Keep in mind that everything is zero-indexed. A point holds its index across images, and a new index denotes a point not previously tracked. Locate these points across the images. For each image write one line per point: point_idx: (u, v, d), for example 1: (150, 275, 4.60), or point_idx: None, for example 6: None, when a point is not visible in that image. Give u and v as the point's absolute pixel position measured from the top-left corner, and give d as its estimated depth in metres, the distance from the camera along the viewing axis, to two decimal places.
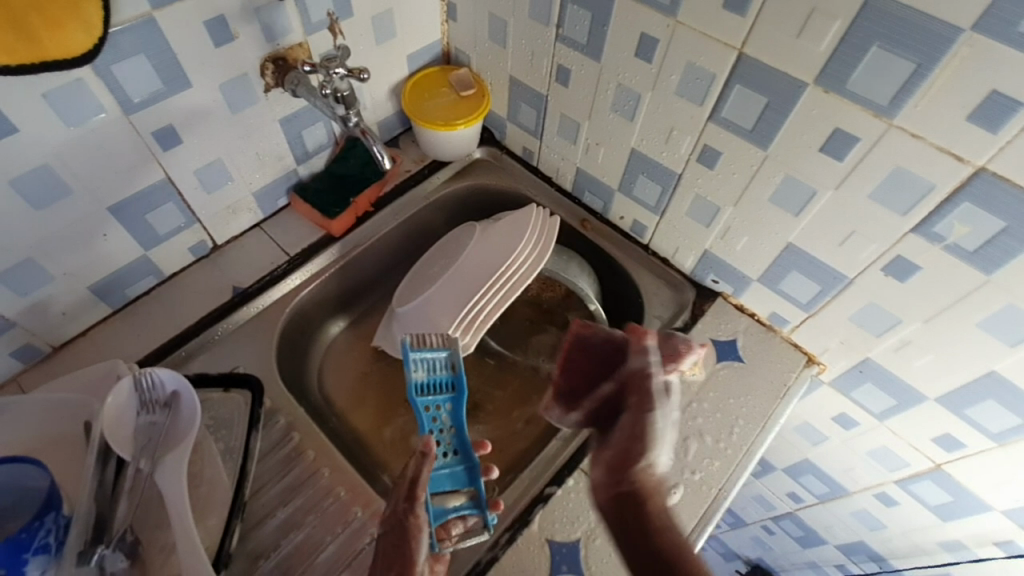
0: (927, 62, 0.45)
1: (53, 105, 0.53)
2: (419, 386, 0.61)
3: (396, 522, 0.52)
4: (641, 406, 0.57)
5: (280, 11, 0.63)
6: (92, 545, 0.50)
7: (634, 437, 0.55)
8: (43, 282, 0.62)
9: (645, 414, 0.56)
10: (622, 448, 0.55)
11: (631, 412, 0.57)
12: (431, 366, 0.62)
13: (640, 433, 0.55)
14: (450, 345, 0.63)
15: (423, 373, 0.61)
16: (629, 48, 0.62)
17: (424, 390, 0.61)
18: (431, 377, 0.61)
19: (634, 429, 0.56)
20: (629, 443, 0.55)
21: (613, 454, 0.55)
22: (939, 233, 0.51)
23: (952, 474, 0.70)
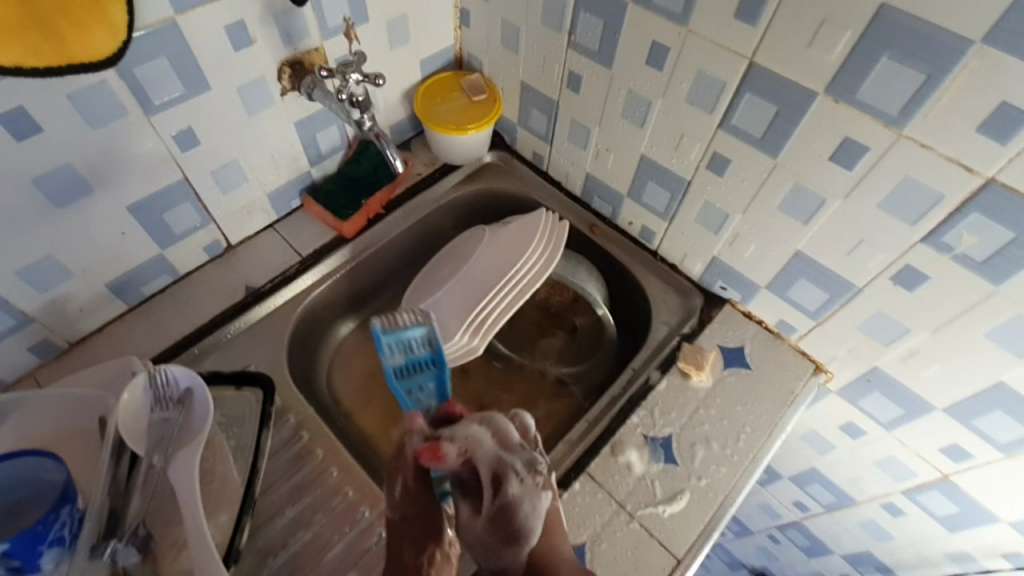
0: (937, 73, 0.45)
1: (76, 106, 0.54)
2: (398, 368, 0.59)
3: (414, 509, 0.53)
4: (498, 500, 0.48)
5: (297, 16, 0.65)
6: (105, 539, 0.51)
7: (495, 521, 0.48)
8: (62, 279, 0.63)
9: (499, 511, 0.48)
10: (482, 542, 0.50)
11: (480, 524, 0.49)
12: (406, 347, 0.59)
13: (500, 517, 0.48)
14: (423, 323, 0.60)
15: (398, 357, 0.59)
16: (641, 56, 0.63)
17: (405, 370, 0.59)
18: (409, 358, 0.59)
19: (490, 519, 0.48)
20: (490, 538, 0.49)
21: (476, 542, 0.50)
22: (948, 243, 0.52)
23: (959, 485, 0.69)
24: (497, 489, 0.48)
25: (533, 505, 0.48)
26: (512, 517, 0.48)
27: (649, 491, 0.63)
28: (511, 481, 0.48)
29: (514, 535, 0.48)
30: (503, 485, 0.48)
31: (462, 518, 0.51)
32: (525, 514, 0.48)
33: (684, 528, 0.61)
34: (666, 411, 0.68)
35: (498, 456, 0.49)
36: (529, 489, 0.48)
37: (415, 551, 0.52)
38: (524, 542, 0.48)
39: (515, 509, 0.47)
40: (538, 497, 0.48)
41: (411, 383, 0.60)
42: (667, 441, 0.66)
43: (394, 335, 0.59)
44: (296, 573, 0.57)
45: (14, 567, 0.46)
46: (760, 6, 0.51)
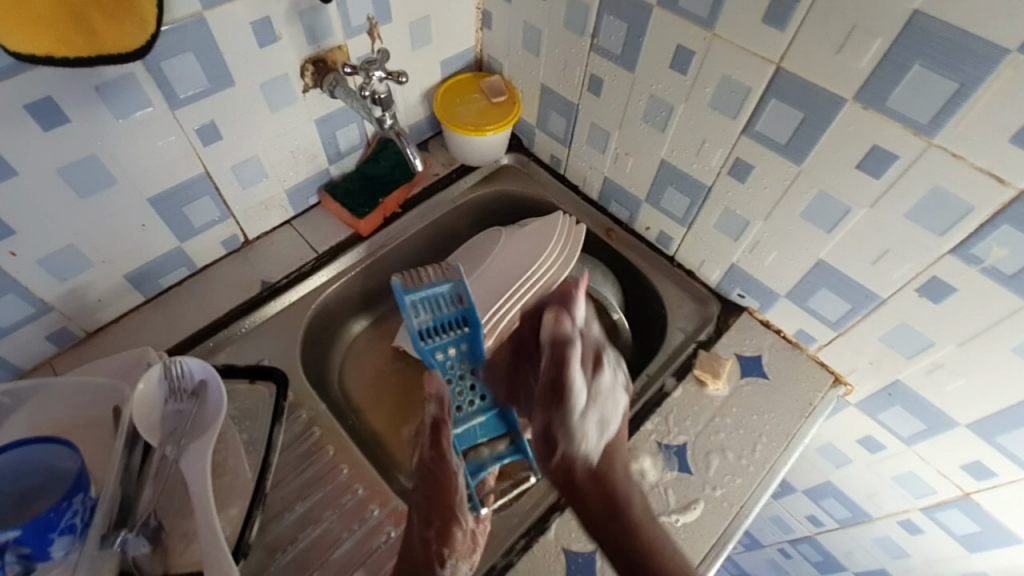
0: (971, 82, 0.44)
1: (103, 97, 0.55)
2: (423, 329, 0.63)
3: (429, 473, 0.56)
4: (558, 411, 0.56)
5: (322, 14, 0.65)
6: (116, 528, 0.51)
7: (557, 386, 0.56)
8: (82, 269, 0.64)
9: (596, 389, 0.57)
10: (547, 404, 0.57)
11: (560, 372, 0.56)
12: (435, 306, 0.64)
13: (593, 393, 0.57)
14: (449, 280, 0.65)
15: (424, 316, 0.63)
16: (664, 60, 0.63)
17: (433, 330, 0.64)
18: (436, 318, 0.64)
19: (592, 393, 0.56)
20: (552, 392, 0.56)
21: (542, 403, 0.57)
22: (978, 255, 0.50)
23: (981, 504, 0.68)
24: (591, 368, 0.57)
25: (615, 398, 0.58)
26: (603, 376, 0.57)
27: (663, 499, 0.62)
28: (603, 365, 0.58)
29: (570, 400, 0.56)
30: (598, 366, 0.58)
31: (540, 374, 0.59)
32: (603, 385, 0.57)
33: (697, 538, 0.60)
34: (681, 419, 0.67)
35: (598, 341, 0.59)
36: (613, 374, 0.58)
37: (420, 527, 0.53)
38: (580, 409, 0.56)
39: (600, 381, 0.57)
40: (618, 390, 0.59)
41: (439, 344, 0.64)
42: (681, 449, 0.65)
43: (417, 294, 0.63)
44: (304, 570, 0.57)
45: (24, 555, 0.47)
46: (790, 12, 0.50)
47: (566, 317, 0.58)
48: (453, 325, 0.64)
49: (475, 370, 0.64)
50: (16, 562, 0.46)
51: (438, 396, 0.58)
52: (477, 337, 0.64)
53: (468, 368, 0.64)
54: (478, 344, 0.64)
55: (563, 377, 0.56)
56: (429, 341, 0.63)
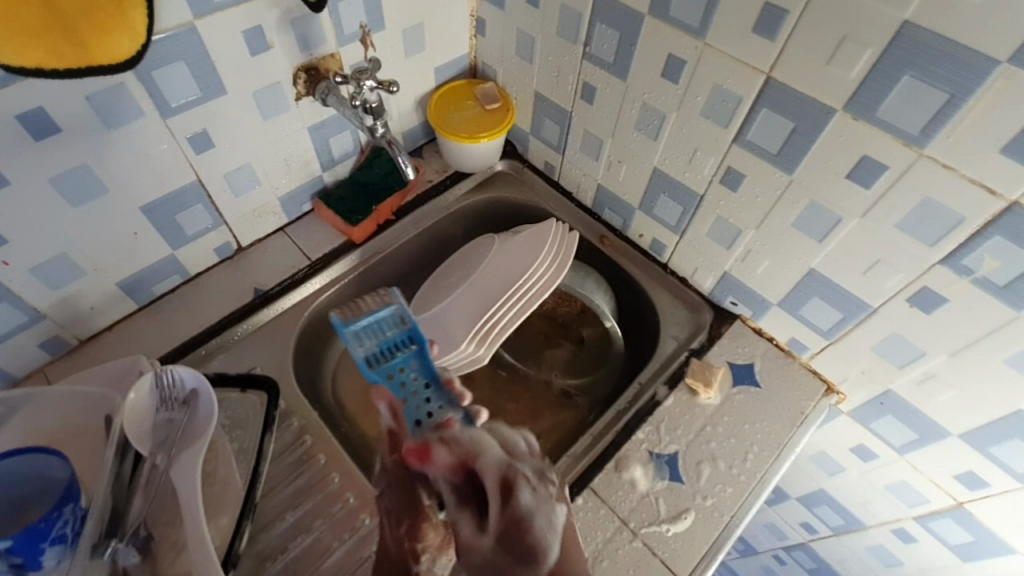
0: (960, 93, 0.44)
1: (95, 107, 0.55)
2: (370, 356, 0.62)
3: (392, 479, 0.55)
4: (508, 510, 0.43)
5: (315, 23, 0.65)
6: (106, 538, 0.52)
7: (507, 534, 0.42)
8: (75, 277, 0.64)
9: (511, 519, 0.42)
10: (495, 569, 0.41)
11: (492, 541, 0.42)
12: (378, 333, 0.63)
13: (511, 529, 0.42)
14: (391, 303, 0.64)
15: (367, 346, 0.62)
16: (656, 69, 0.63)
17: (380, 354, 0.62)
18: (381, 343, 0.63)
19: (504, 525, 0.42)
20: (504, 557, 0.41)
21: (487, 569, 0.41)
22: (968, 266, 0.50)
23: (974, 513, 0.68)
24: (500, 501, 0.43)
25: (548, 515, 0.43)
26: (534, 526, 0.42)
27: (653, 509, 0.62)
28: (522, 486, 0.44)
29: (530, 548, 0.41)
30: (512, 492, 0.43)
31: (477, 538, 0.43)
32: (540, 523, 0.42)
33: (688, 548, 0.60)
34: (673, 428, 0.67)
35: (504, 462, 0.46)
36: (539, 499, 0.44)
37: (393, 528, 0.52)
38: (540, 561, 0.41)
39: (528, 521, 0.42)
40: (547, 506, 0.44)
41: (391, 367, 0.62)
42: (672, 458, 0.65)
43: (357, 324, 0.62)
44: None
45: (15, 564, 0.47)
46: (779, 22, 0.50)
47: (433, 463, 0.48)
48: (398, 347, 0.63)
49: (430, 384, 0.62)
50: (7, 571, 0.46)
51: (391, 407, 0.59)
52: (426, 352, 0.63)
53: (423, 382, 0.62)
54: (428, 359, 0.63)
55: (480, 527, 0.43)
56: (378, 366, 0.62)
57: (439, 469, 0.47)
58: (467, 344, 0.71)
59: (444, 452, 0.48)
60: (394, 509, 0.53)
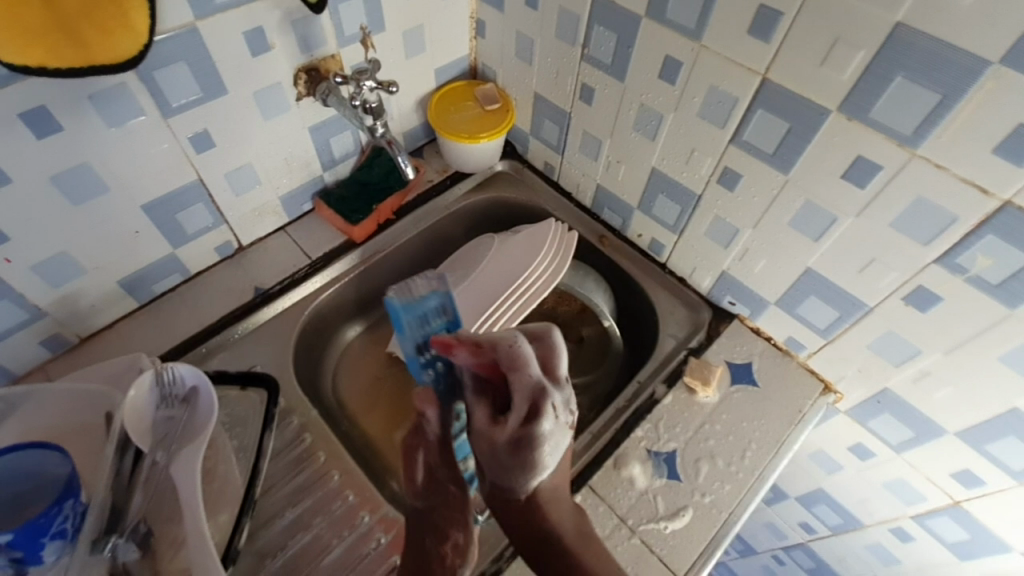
0: (953, 94, 0.45)
1: (96, 106, 0.55)
2: (417, 350, 0.53)
3: (439, 496, 0.56)
4: (524, 429, 0.46)
5: (315, 24, 0.66)
6: (106, 533, 0.52)
7: (519, 444, 0.46)
8: (75, 275, 0.64)
9: (525, 435, 0.46)
10: (500, 454, 0.47)
11: (506, 441, 0.46)
12: (423, 323, 0.53)
13: (524, 441, 0.46)
14: (443, 292, 0.55)
15: (416, 339, 0.53)
16: (653, 70, 0.63)
17: (423, 350, 0.53)
18: (425, 337, 0.53)
19: (512, 440, 0.46)
20: (506, 455, 0.46)
21: (490, 451, 0.47)
22: (963, 264, 0.51)
23: (970, 511, 0.68)
24: (519, 419, 0.46)
25: (558, 441, 0.48)
26: (541, 446, 0.46)
27: (652, 506, 0.62)
28: (545, 414, 0.46)
29: (532, 462, 0.47)
30: (537, 415, 0.45)
31: (483, 416, 0.47)
32: (549, 443, 0.47)
33: (686, 545, 0.60)
34: (671, 426, 0.67)
35: (538, 383, 0.46)
36: (556, 425, 0.47)
37: (435, 542, 0.54)
38: (539, 471, 0.48)
39: (541, 440, 0.46)
40: (561, 433, 0.47)
41: None
42: (671, 456, 0.65)
43: (406, 312, 0.52)
44: None
45: (15, 559, 0.47)
46: (774, 24, 0.51)
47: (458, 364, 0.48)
48: (444, 343, 0.55)
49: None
50: (8, 566, 0.47)
51: (440, 416, 0.54)
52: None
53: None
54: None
55: (495, 424, 0.46)
56: (421, 367, 0.53)
57: (466, 360, 0.47)
58: None
59: (472, 354, 0.47)
60: (440, 523, 0.55)
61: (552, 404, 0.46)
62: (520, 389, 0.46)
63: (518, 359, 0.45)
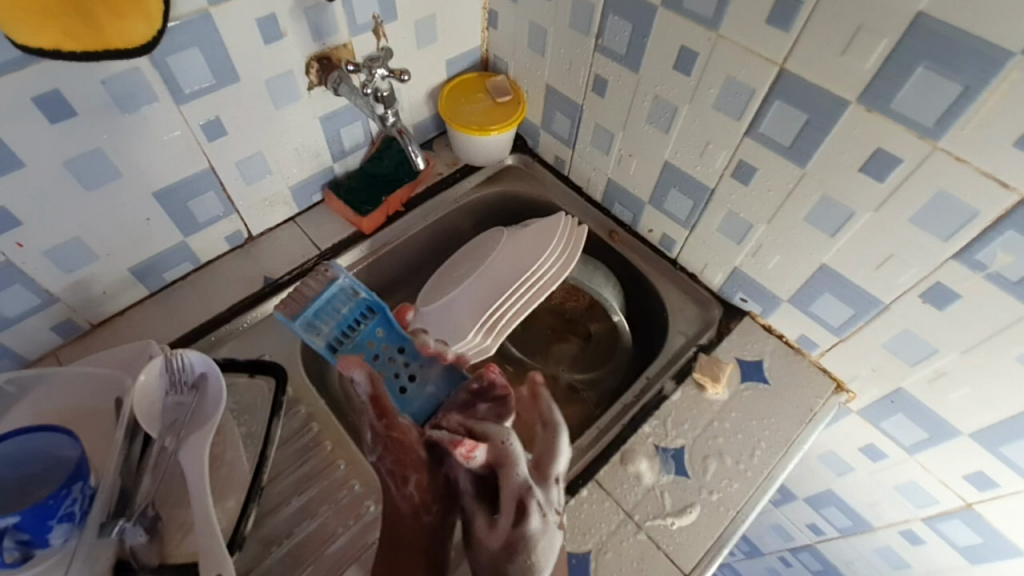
0: (975, 85, 0.43)
1: (110, 91, 0.56)
2: (331, 340, 0.68)
3: (389, 446, 0.56)
4: (518, 530, 0.48)
5: (328, 12, 0.65)
6: (115, 516, 0.51)
7: (511, 548, 0.48)
8: (87, 261, 0.64)
9: (515, 540, 0.48)
10: (493, 566, 0.49)
11: (496, 548, 0.49)
12: (334, 312, 0.69)
13: (516, 547, 0.48)
14: (337, 279, 0.69)
15: (328, 330, 0.68)
16: (668, 61, 0.62)
17: (341, 334, 0.69)
18: (338, 323, 0.69)
19: (505, 545, 0.49)
20: (503, 561, 0.49)
21: (489, 562, 0.49)
22: (982, 261, 0.50)
23: (983, 514, 0.67)
24: (510, 521, 0.49)
25: (550, 543, 0.49)
26: (530, 548, 0.48)
27: (658, 502, 0.61)
28: (532, 514, 0.49)
29: (529, 566, 0.48)
30: (523, 516, 0.48)
31: (478, 534, 0.50)
32: (539, 548, 0.49)
33: (694, 542, 0.59)
34: (679, 422, 0.66)
35: (524, 484, 0.49)
36: (543, 525, 0.49)
37: (398, 487, 0.55)
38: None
39: (531, 541, 0.48)
40: (552, 534, 0.50)
41: (358, 341, 0.70)
42: (679, 453, 0.64)
43: (308, 313, 0.67)
44: (299, 564, 0.57)
45: (23, 541, 0.48)
46: (794, 13, 0.50)
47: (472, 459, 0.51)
48: (354, 326, 0.70)
49: (401, 348, 0.72)
50: (15, 548, 0.48)
51: (368, 377, 0.60)
52: (389, 320, 0.71)
53: (393, 348, 0.72)
54: (392, 326, 0.72)
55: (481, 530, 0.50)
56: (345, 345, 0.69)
57: (462, 469, 0.53)
58: (473, 334, 0.71)
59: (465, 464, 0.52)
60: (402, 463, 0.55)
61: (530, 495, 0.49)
62: (505, 479, 0.50)
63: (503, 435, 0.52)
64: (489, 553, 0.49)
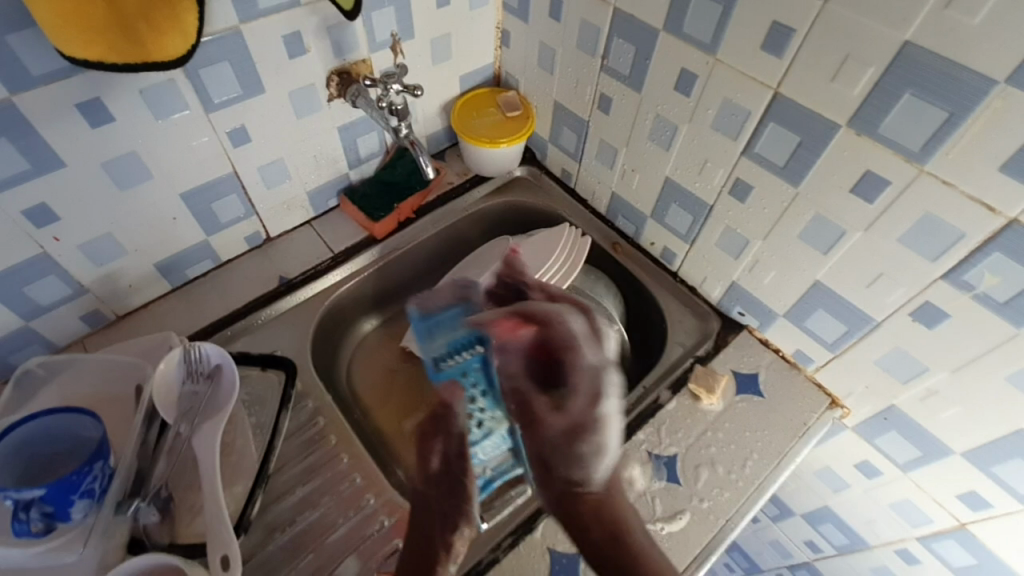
0: (960, 111, 0.45)
1: (146, 99, 0.60)
2: (438, 357, 0.58)
3: (450, 475, 0.53)
4: (586, 412, 0.48)
5: (349, 30, 0.70)
6: (130, 497, 0.56)
7: (573, 433, 0.48)
8: (116, 256, 0.69)
9: (586, 420, 0.48)
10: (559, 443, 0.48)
11: (559, 433, 0.48)
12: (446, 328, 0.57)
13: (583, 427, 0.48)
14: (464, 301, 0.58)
15: (437, 347, 0.58)
16: (669, 82, 0.65)
17: (448, 355, 0.58)
18: (449, 343, 0.57)
19: (570, 428, 0.48)
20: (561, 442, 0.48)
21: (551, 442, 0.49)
22: (969, 281, 0.51)
23: (976, 535, 0.67)
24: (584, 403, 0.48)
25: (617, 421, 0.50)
26: (597, 435, 0.48)
27: (649, 507, 0.63)
28: (606, 399, 0.49)
29: (596, 446, 0.48)
30: (598, 400, 0.48)
31: (544, 419, 0.49)
32: (606, 430, 0.49)
33: (683, 548, 0.61)
34: (673, 431, 0.68)
35: (596, 367, 0.49)
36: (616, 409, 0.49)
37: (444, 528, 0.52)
38: (602, 453, 0.48)
39: (599, 427, 0.48)
40: (619, 419, 0.50)
41: (454, 370, 0.58)
42: (671, 460, 0.66)
43: (436, 319, 0.57)
44: (300, 551, 0.60)
45: (47, 513, 0.50)
46: (787, 40, 0.52)
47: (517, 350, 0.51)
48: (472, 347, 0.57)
49: (487, 393, 0.59)
50: (39, 519, 0.50)
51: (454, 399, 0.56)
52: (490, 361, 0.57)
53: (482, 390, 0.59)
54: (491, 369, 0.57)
55: (544, 416, 0.49)
56: (445, 366, 0.58)
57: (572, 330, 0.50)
58: None
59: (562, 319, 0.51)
60: (451, 511, 0.52)
61: (607, 381, 0.49)
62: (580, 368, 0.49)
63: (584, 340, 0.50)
64: (555, 431, 0.48)
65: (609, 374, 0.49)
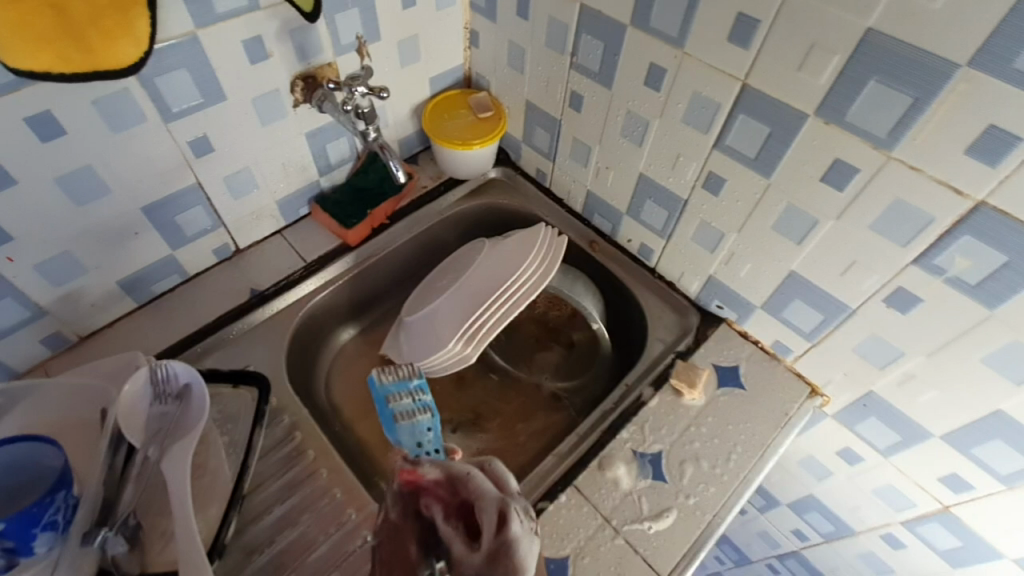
0: (924, 97, 0.45)
1: (99, 111, 0.58)
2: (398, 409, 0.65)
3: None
4: (498, 537, 0.44)
5: (312, 33, 0.68)
6: (98, 525, 0.53)
7: (494, 563, 0.43)
8: (76, 274, 0.66)
9: (497, 548, 0.44)
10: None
11: (479, 563, 0.44)
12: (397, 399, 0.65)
13: (499, 553, 0.43)
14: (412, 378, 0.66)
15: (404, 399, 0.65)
16: (639, 77, 0.65)
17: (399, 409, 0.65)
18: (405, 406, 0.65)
19: (489, 557, 0.44)
20: (486, 574, 0.43)
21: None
22: (940, 265, 0.51)
23: (960, 517, 0.68)
24: (491, 531, 0.44)
25: (531, 547, 0.45)
26: (517, 556, 0.43)
27: (636, 506, 0.62)
28: (514, 520, 0.45)
29: (516, 572, 0.43)
30: (505, 522, 0.44)
31: (460, 551, 0.45)
32: (523, 556, 0.44)
33: (670, 546, 0.60)
34: (657, 427, 0.67)
35: (499, 498, 0.46)
36: (526, 528, 0.45)
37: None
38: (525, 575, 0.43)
39: (516, 550, 0.44)
40: (532, 542, 0.45)
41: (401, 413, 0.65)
42: (656, 458, 0.65)
43: (394, 389, 0.65)
44: (280, 572, 0.58)
45: (8, 549, 0.47)
46: (752, 31, 0.52)
47: (437, 503, 0.48)
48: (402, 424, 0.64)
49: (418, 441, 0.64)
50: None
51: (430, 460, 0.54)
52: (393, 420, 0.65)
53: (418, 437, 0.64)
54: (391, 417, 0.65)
55: (460, 553, 0.45)
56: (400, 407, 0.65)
57: (475, 475, 0.48)
58: (454, 343, 0.72)
59: (441, 503, 0.48)
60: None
61: (496, 521, 0.44)
62: (442, 496, 0.48)
63: (450, 471, 0.49)
64: (474, 568, 0.44)
65: (508, 510, 0.45)
